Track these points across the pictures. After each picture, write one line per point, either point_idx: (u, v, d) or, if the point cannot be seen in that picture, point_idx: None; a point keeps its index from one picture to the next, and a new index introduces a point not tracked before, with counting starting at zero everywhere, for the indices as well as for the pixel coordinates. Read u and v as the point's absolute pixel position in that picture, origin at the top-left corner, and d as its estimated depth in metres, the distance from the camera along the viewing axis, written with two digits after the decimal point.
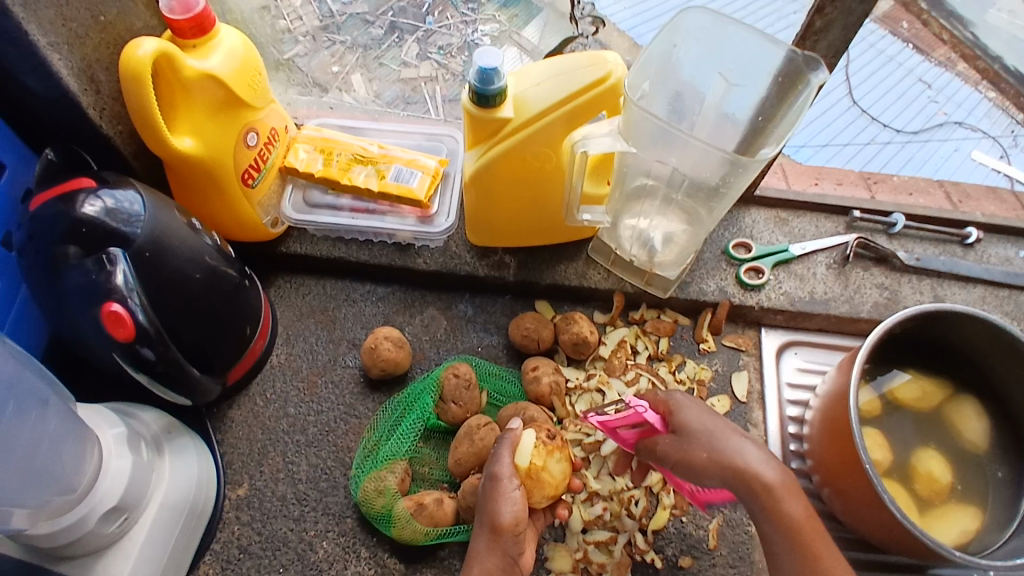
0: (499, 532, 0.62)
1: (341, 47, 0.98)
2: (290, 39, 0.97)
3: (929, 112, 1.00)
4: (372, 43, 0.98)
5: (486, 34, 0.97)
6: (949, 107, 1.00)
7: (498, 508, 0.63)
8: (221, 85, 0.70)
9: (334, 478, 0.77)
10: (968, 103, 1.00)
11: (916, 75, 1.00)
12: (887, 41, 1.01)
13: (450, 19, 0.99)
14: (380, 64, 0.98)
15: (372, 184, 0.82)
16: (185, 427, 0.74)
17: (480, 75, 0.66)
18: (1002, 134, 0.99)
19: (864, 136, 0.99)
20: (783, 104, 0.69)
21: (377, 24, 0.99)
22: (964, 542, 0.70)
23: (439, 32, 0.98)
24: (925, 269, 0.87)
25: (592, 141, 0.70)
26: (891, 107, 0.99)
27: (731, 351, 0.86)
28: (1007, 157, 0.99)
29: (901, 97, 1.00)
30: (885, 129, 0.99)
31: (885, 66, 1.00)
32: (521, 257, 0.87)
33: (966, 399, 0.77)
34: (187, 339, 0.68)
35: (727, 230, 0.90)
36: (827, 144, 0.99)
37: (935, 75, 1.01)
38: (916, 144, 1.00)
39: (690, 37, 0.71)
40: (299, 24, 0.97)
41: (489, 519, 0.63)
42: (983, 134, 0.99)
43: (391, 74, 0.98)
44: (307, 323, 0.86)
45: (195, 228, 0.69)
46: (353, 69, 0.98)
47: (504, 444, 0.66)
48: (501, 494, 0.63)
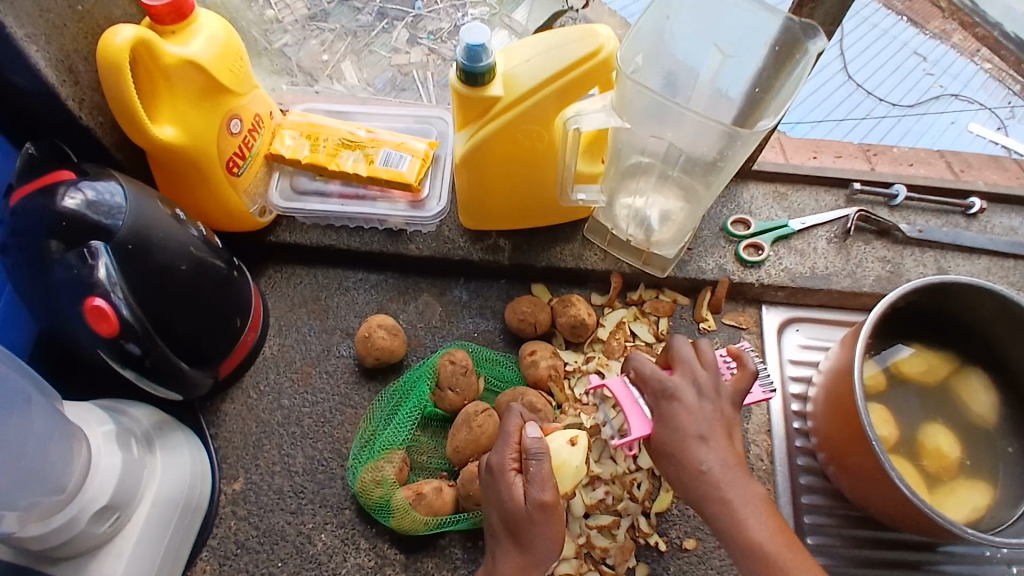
0: (545, 557, 0.61)
1: (330, 35, 0.96)
2: (278, 29, 0.95)
3: (923, 86, 0.96)
4: (362, 29, 0.97)
5: (475, 16, 0.96)
6: (945, 79, 0.95)
7: (548, 535, 0.61)
8: (201, 71, 0.68)
9: (331, 470, 0.76)
10: (964, 75, 0.95)
11: (911, 47, 0.96)
12: (882, 14, 0.96)
13: (439, 4, 0.98)
14: (370, 52, 0.96)
15: (360, 169, 0.80)
16: (177, 423, 0.73)
17: (468, 53, 0.64)
18: (999, 106, 0.95)
19: (859, 111, 0.96)
20: (780, 76, 0.67)
21: (364, 10, 0.97)
22: (973, 519, 0.69)
23: (428, 17, 0.97)
24: (928, 242, 0.86)
25: (585, 118, 0.69)
26: (886, 81, 0.96)
27: (732, 329, 0.85)
28: (1004, 128, 0.96)
29: (895, 71, 0.96)
30: (880, 103, 0.96)
31: (880, 39, 0.96)
32: (516, 240, 0.85)
33: (972, 371, 0.77)
34: (176, 333, 0.66)
35: (726, 207, 0.88)
36: (823, 120, 0.96)
37: (931, 48, 0.96)
38: (912, 118, 0.96)
39: (684, 9, 0.68)
40: (287, 13, 0.95)
41: (538, 546, 0.61)
42: (980, 105, 0.95)
43: (382, 60, 0.96)
44: (300, 314, 0.84)
45: (180, 220, 0.67)
46: (343, 57, 0.95)
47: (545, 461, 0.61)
48: (550, 522, 0.61)
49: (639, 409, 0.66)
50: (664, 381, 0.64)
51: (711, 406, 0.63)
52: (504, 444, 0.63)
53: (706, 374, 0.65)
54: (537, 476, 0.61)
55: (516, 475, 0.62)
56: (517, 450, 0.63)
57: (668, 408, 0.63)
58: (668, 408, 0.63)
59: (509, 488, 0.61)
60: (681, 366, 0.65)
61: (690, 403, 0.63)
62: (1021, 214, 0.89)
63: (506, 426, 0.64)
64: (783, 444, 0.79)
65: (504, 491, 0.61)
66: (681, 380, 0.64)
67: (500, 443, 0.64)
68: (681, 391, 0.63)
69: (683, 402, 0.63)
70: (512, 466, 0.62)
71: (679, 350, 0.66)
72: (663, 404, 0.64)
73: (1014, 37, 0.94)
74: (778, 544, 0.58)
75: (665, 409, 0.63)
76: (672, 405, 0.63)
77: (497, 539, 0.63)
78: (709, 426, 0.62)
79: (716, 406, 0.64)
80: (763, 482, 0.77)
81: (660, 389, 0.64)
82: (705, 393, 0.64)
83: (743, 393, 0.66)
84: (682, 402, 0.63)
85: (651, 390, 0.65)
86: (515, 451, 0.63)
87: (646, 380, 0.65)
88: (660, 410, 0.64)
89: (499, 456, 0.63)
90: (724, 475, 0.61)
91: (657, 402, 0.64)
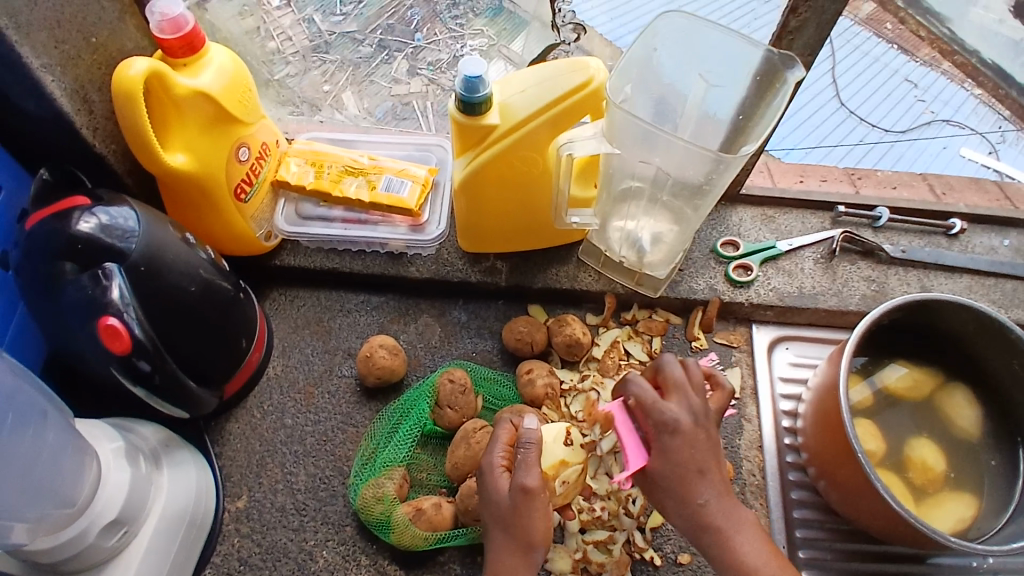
0: (534, 547, 0.62)
1: (331, 66, 0.99)
2: (280, 60, 0.98)
3: (915, 112, 0.96)
4: (362, 61, 0.99)
5: (475, 48, 0.97)
6: (936, 105, 0.95)
7: (532, 523, 0.62)
8: (211, 101, 0.72)
9: (333, 487, 0.77)
10: (955, 101, 0.95)
11: (902, 75, 0.95)
12: (874, 42, 0.94)
13: (439, 36, 0.98)
14: (370, 82, 0.99)
15: (363, 195, 0.83)
16: (183, 441, 0.75)
17: (465, 84, 0.68)
18: (990, 131, 0.96)
19: (853, 137, 0.97)
20: (761, 104, 0.71)
21: (366, 42, 0.99)
22: (960, 529, 0.71)
23: (428, 48, 0.98)
24: (911, 261, 0.89)
25: (578, 144, 0.72)
26: (879, 106, 0.96)
27: (723, 347, 0.87)
28: (995, 152, 0.97)
29: (887, 97, 0.96)
30: (873, 129, 0.97)
31: (871, 67, 0.94)
32: (513, 262, 0.88)
33: (956, 387, 0.79)
34: (183, 353, 0.68)
35: (715, 229, 0.91)
36: (818, 146, 0.97)
37: (923, 74, 0.95)
38: (904, 144, 0.98)
39: (669, 40, 0.72)
40: (288, 45, 0.97)
41: (525, 535, 0.62)
42: (971, 131, 0.96)
43: (381, 91, 0.99)
44: (303, 335, 0.86)
45: (189, 243, 0.70)
46: (344, 88, 0.99)
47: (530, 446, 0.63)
48: (536, 509, 0.62)
49: (638, 438, 0.65)
50: (666, 414, 0.63)
51: (705, 433, 0.64)
52: (495, 443, 0.66)
53: (697, 398, 0.65)
54: (521, 462, 0.63)
55: (503, 471, 0.64)
56: (507, 448, 0.66)
57: (672, 442, 0.62)
58: (671, 443, 0.62)
59: (494, 480, 0.64)
60: (677, 392, 0.65)
61: (688, 434, 0.63)
62: (1001, 234, 0.92)
63: (497, 429, 0.67)
64: (774, 460, 0.81)
65: (490, 485, 0.64)
66: (678, 410, 0.63)
67: (490, 444, 0.66)
68: (679, 421, 0.63)
69: (682, 434, 0.63)
70: (500, 463, 0.64)
71: (672, 373, 0.65)
72: (667, 438, 0.62)
73: (993, 64, 0.94)
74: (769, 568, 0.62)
75: (667, 444, 0.62)
76: (673, 439, 0.62)
77: (489, 532, 0.64)
78: (706, 459, 0.63)
79: (709, 435, 0.65)
80: (756, 495, 0.79)
81: (661, 422, 0.63)
82: (698, 419, 0.64)
83: (722, 412, 0.68)
84: (682, 435, 0.63)
85: (652, 422, 0.63)
86: (502, 450, 0.66)
87: (648, 411, 0.63)
88: (663, 445, 0.63)
89: (487, 455, 0.65)
90: (719, 507, 0.63)
91: (657, 436, 0.63)
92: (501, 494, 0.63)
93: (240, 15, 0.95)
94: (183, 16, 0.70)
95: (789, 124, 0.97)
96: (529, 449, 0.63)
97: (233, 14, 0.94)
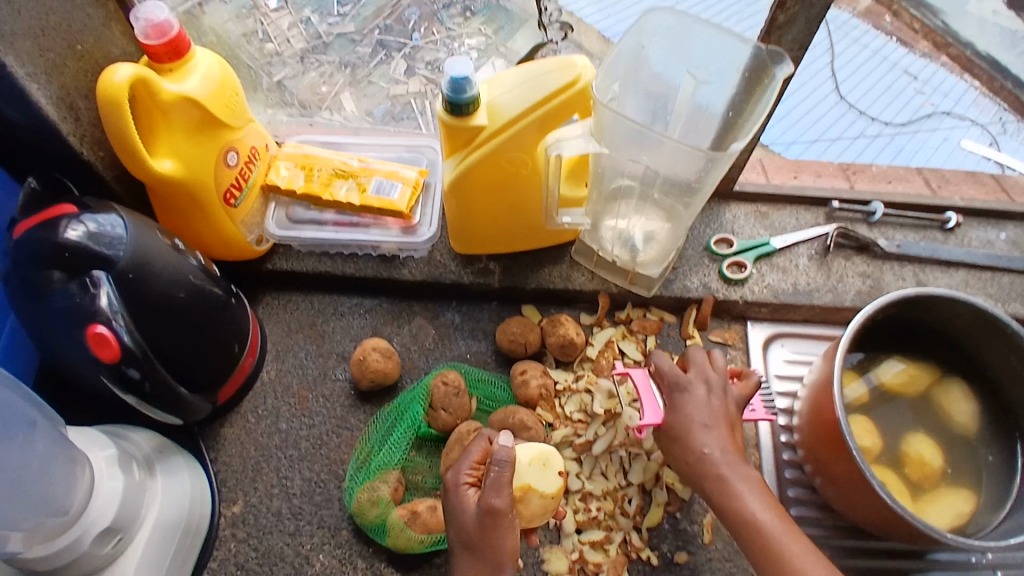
0: (501, 566, 0.61)
1: (329, 67, 0.98)
2: (278, 62, 0.97)
3: (916, 104, 0.96)
4: (359, 62, 0.99)
5: (472, 47, 0.96)
6: (936, 98, 0.96)
7: (500, 541, 0.61)
8: (198, 106, 0.72)
9: (328, 491, 0.77)
10: (955, 93, 0.96)
11: (902, 67, 0.95)
12: (873, 36, 0.94)
13: (437, 34, 0.98)
14: (369, 82, 0.99)
15: (353, 198, 0.83)
16: (176, 447, 0.75)
17: (451, 85, 0.68)
18: (990, 121, 0.97)
19: (853, 130, 0.96)
20: (751, 99, 0.70)
21: (363, 42, 0.99)
22: (959, 526, 0.71)
23: (427, 48, 0.98)
24: (906, 256, 0.88)
25: (566, 143, 0.71)
26: (879, 99, 0.96)
27: (718, 345, 0.87)
28: (996, 144, 0.97)
29: (887, 90, 0.96)
30: (873, 122, 0.96)
31: (870, 61, 0.94)
32: (505, 262, 0.88)
33: (953, 381, 0.78)
34: (173, 360, 0.68)
35: (709, 226, 0.91)
36: (817, 140, 0.96)
37: (921, 66, 0.96)
38: (905, 136, 0.97)
39: (657, 38, 0.72)
40: (286, 47, 0.97)
41: (493, 554, 0.61)
42: (971, 122, 0.97)
43: (380, 91, 0.99)
44: (296, 338, 0.86)
45: (178, 249, 0.70)
46: (343, 88, 0.99)
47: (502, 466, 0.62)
48: (504, 527, 0.61)
49: (655, 400, 0.71)
50: (680, 377, 0.69)
51: (720, 402, 0.68)
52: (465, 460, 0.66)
53: (716, 376, 0.70)
54: (491, 483, 0.62)
55: (471, 488, 0.64)
56: (476, 467, 0.65)
57: (681, 399, 0.68)
58: (678, 399, 0.68)
59: (460, 499, 0.64)
60: (696, 367, 0.70)
61: (698, 397, 0.68)
62: (998, 227, 0.91)
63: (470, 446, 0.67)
64: (770, 457, 0.80)
65: (456, 503, 0.64)
66: (695, 378, 0.69)
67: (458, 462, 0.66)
68: (693, 386, 0.68)
69: (692, 395, 0.68)
70: (469, 482, 0.64)
71: (694, 351, 0.71)
72: (677, 396, 0.68)
73: (986, 56, 0.95)
74: (771, 520, 0.61)
75: (677, 399, 0.68)
76: (682, 396, 0.68)
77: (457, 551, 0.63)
78: (712, 417, 0.67)
79: (726, 405, 0.68)
80: None
81: (675, 382, 0.69)
82: (713, 389, 0.69)
83: (749, 398, 0.71)
84: (691, 395, 0.68)
85: (666, 383, 0.70)
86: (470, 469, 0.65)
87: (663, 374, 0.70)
88: (674, 401, 0.68)
89: (454, 473, 0.65)
90: (724, 461, 0.65)
91: (670, 394, 0.69)
92: (470, 512, 0.63)
93: (237, 18, 0.95)
94: (168, 21, 0.70)
95: (789, 120, 0.96)
96: (501, 468, 0.62)
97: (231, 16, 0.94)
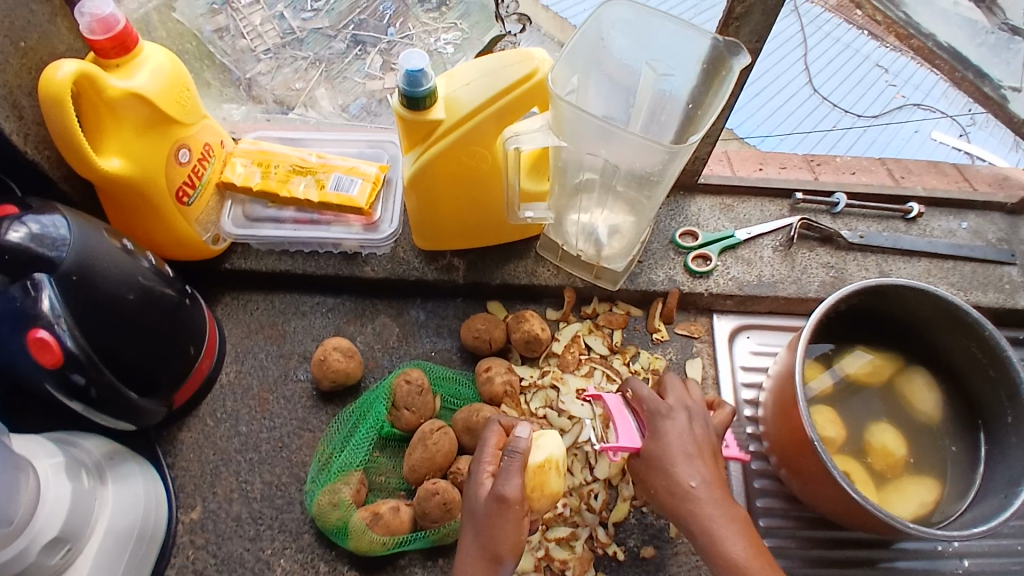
0: (500, 559, 0.59)
1: (304, 63, 0.96)
2: (251, 57, 0.95)
3: (886, 97, 0.93)
4: (335, 57, 0.96)
5: (449, 41, 0.94)
6: (907, 89, 0.93)
7: (503, 535, 0.59)
8: (147, 103, 0.70)
9: (289, 494, 0.76)
10: (925, 84, 0.93)
11: (873, 60, 0.92)
12: (844, 29, 0.90)
13: (413, 30, 0.96)
14: (344, 77, 0.96)
15: (312, 195, 0.81)
16: (129, 454, 0.73)
17: (408, 78, 0.66)
18: (960, 113, 0.95)
19: (825, 123, 0.96)
20: (710, 90, 0.70)
21: (338, 38, 0.97)
22: (922, 514, 0.71)
23: (400, 43, 0.96)
24: (869, 246, 0.89)
25: (524, 137, 0.71)
26: (850, 93, 0.93)
27: (684, 338, 0.86)
28: (966, 135, 0.97)
29: (859, 83, 0.93)
30: (845, 115, 0.95)
31: (842, 54, 0.91)
32: (470, 258, 0.87)
33: (916, 370, 0.79)
34: (124, 362, 0.67)
35: (674, 219, 0.91)
36: (792, 133, 0.96)
37: (893, 59, 0.92)
38: (877, 128, 0.96)
39: (616, 29, 0.71)
40: (260, 42, 0.95)
41: (494, 544, 0.59)
42: (941, 114, 0.95)
43: (355, 87, 0.96)
44: (256, 340, 0.85)
45: (128, 250, 0.68)
46: (317, 84, 0.96)
47: (515, 459, 0.61)
48: (510, 521, 0.60)
49: (630, 425, 0.68)
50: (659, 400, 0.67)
51: (701, 429, 0.66)
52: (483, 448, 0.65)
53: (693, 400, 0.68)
54: (505, 469, 0.61)
55: (489, 477, 0.63)
56: (496, 455, 0.64)
57: (664, 425, 0.65)
58: (661, 426, 0.65)
59: (478, 487, 0.62)
60: (673, 391, 0.68)
61: (682, 423, 0.65)
62: (959, 217, 0.92)
63: (486, 432, 0.66)
64: (737, 449, 0.80)
65: (472, 490, 0.62)
66: (675, 403, 0.67)
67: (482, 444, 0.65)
68: (676, 413, 0.66)
69: (677, 423, 0.65)
70: (489, 468, 0.63)
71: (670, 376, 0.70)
72: (659, 420, 0.66)
73: (947, 47, 0.89)
74: (750, 559, 0.58)
75: (660, 427, 0.65)
76: (665, 423, 0.65)
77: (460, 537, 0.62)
78: (696, 446, 0.64)
79: (706, 433, 0.66)
80: None
81: (657, 407, 0.66)
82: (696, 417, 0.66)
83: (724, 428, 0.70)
84: (674, 422, 0.65)
85: (646, 408, 0.67)
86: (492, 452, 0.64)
87: (642, 399, 0.68)
88: (656, 427, 0.65)
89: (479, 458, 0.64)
90: (708, 495, 0.62)
91: (652, 420, 0.66)
92: (480, 501, 0.61)
93: (208, 13, 0.93)
94: (113, 15, 0.67)
95: (763, 113, 0.94)
96: (515, 457, 0.61)
97: (201, 12, 0.93)
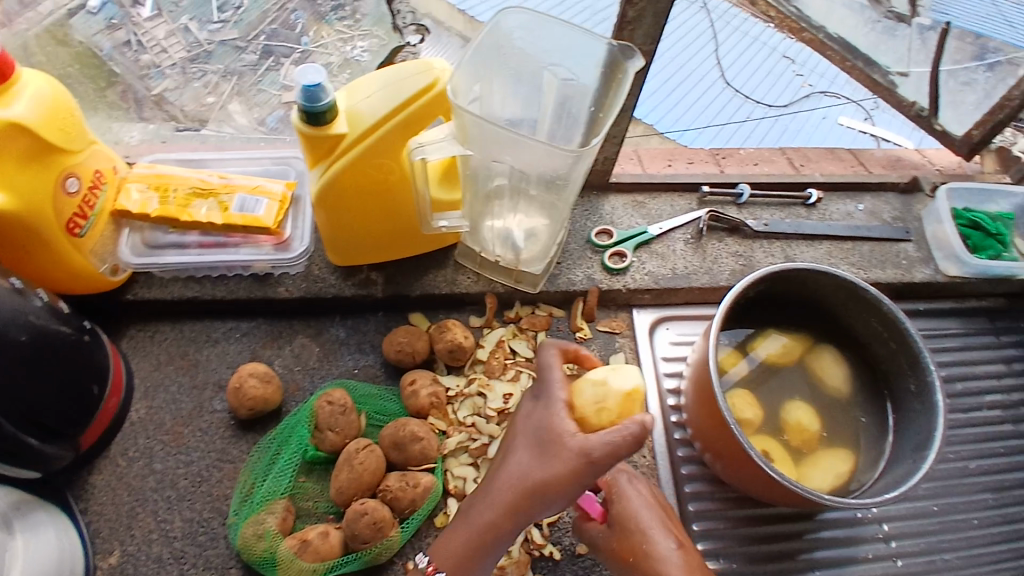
0: (529, 513, 0.60)
1: (214, 77, 0.92)
2: (157, 73, 0.89)
3: (794, 87, 0.98)
4: (248, 69, 0.92)
5: (365, 50, 0.92)
6: (813, 78, 0.98)
7: (559, 497, 0.58)
8: (27, 132, 0.65)
9: (212, 529, 0.73)
10: (829, 73, 0.98)
11: (780, 52, 0.95)
12: (751, 22, 0.92)
13: (327, 39, 0.93)
14: (258, 90, 0.93)
15: (215, 217, 0.78)
16: (36, 501, 0.67)
17: (305, 94, 0.65)
18: (863, 99, 1.01)
19: (739, 115, 0.99)
20: (609, 92, 0.71)
21: (249, 49, 0.92)
22: (840, 484, 0.75)
23: (317, 53, 0.92)
24: (774, 233, 0.93)
25: (430, 148, 0.71)
26: (760, 85, 0.97)
27: (606, 335, 0.88)
28: (870, 118, 1.03)
29: (768, 75, 0.96)
30: (758, 107, 0.98)
31: (751, 47, 0.94)
32: (388, 271, 0.85)
33: (824, 348, 0.83)
34: (20, 411, 0.62)
35: (589, 219, 0.92)
36: (709, 125, 0.99)
37: (800, 49, 0.95)
38: (788, 117, 1.01)
39: (515, 37, 0.72)
40: (165, 57, 0.89)
41: (541, 504, 0.58)
42: (846, 100, 1.01)
43: (271, 99, 0.93)
44: (167, 372, 0.81)
45: (16, 288, 0.64)
46: (229, 98, 0.93)
47: (613, 440, 0.54)
48: (579, 488, 0.57)
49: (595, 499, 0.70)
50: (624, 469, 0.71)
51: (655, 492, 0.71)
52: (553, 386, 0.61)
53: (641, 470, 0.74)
54: (605, 446, 0.54)
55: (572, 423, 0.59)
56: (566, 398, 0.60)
57: (632, 490, 0.69)
58: (626, 491, 0.69)
59: (559, 441, 0.58)
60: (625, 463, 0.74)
61: (644, 488, 0.70)
62: (854, 200, 0.98)
63: (552, 373, 0.62)
64: (663, 438, 0.82)
65: (554, 437, 0.58)
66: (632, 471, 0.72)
67: (546, 369, 0.62)
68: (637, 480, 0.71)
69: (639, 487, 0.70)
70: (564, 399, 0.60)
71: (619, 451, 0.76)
72: (626, 487, 0.69)
73: (838, 37, 0.91)
74: None
75: (627, 490, 0.69)
76: (629, 490, 0.69)
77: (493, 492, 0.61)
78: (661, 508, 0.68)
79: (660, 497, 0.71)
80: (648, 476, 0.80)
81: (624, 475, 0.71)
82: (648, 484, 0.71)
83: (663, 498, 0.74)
84: (638, 487, 0.70)
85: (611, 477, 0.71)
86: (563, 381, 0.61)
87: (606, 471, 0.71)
88: (623, 491, 0.69)
89: (550, 387, 0.61)
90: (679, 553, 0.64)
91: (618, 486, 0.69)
92: (552, 464, 0.57)
93: (106, 29, 0.87)
94: None
95: (682, 107, 0.96)
96: (622, 447, 0.54)
97: (98, 29, 0.86)
